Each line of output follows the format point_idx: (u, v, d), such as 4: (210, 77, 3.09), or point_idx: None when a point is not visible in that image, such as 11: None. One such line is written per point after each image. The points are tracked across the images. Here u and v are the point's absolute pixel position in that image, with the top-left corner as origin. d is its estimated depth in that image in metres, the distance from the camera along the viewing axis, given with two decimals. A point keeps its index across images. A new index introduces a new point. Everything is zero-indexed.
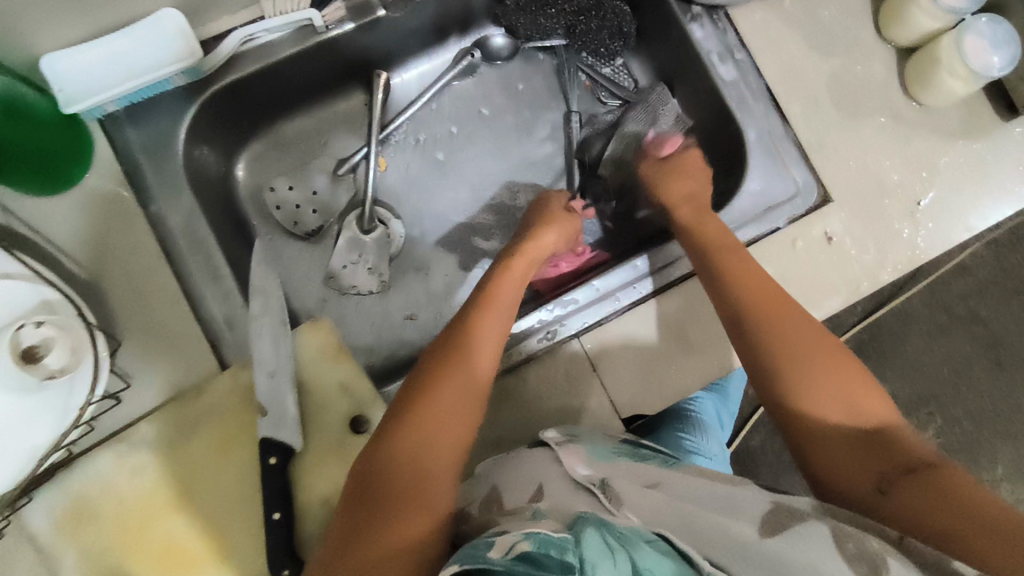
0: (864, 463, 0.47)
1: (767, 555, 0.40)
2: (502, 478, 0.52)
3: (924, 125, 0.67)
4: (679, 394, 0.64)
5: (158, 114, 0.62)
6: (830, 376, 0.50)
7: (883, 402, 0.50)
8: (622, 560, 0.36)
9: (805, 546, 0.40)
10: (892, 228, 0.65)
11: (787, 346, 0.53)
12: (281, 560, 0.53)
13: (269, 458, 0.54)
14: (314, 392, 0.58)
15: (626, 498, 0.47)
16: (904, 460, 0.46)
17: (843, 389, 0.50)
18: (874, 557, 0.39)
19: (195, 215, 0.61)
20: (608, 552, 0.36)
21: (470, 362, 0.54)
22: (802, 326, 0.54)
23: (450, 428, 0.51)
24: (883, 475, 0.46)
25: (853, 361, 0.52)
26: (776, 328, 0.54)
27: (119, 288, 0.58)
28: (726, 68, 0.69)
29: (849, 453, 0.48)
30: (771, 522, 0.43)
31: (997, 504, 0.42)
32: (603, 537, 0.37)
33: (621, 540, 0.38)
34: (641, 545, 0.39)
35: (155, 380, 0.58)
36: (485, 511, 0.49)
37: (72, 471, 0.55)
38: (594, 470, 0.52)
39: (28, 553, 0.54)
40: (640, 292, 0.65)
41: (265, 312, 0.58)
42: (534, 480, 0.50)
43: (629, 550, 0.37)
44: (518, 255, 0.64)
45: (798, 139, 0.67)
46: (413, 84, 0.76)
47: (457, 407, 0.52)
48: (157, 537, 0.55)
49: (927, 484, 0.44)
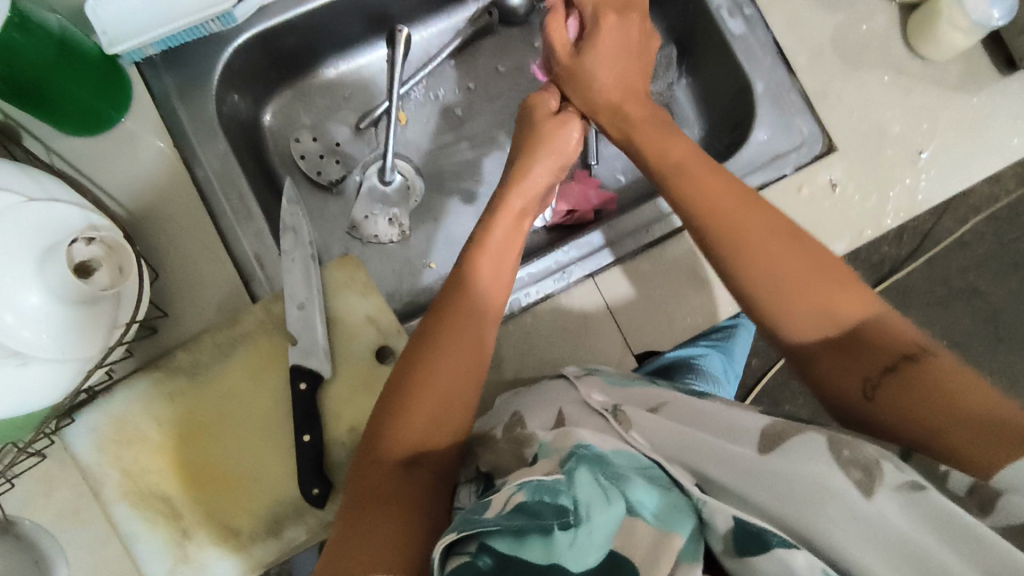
0: (850, 369, 0.46)
1: (766, 473, 0.41)
2: (522, 402, 0.53)
3: (925, 77, 0.70)
4: (688, 334, 0.66)
5: (194, 62, 0.65)
6: (800, 289, 0.48)
7: (860, 298, 0.48)
8: (614, 496, 0.40)
9: (798, 459, 0.40)
10: (893, 175, 0.68)
11: (758, 266, 0.50)
12: (311, 480, 0.56)
13: (300, 383, 0.57)
14: (341, 323, 0.61)
15: (637, 420, 0.48)
16: (889, 358, 0.45)
17: (814, 301, 0.48)
18: (868, 462, 0.39)
19: (228, 158, 0.65)
20: (601, 492, 0.40)
21: (470, 336, 0.52)
22: (764, 236, 0.51)
23: (441, 419, 0.50)
24: (868, 378, 0.46)
25: (822, 265, 0.49)
26: (744, 244, 0.51)
27: (156, 223, 0.61)
28: (735, 23, 0.72)
29: (834, 359, 0.47)
30: (766, 437, 0.43)
31: (977, 397, 0.41)
32: (594, 476, 0.41)
33: (616, 477, 0.42)
34: (634, 476, 0.42)
35: (191, 310, 0.61)
36: (507, 433, 0.50)
37: (116, 395, 0.58)
38: (609, 398, 0.51)
39: (71, 473, 0.57)
40: (651, 235, 0.67)
41: (296, 247, 0.61)
42: (553, 406, 0.51)
43: (621, 485, 0.41)
44: (501, 212, 0.60)
45: (804, 91, 0.70)
46: (434, 41, 0.79)
47: (440, 402, 0.50)
48: (192, 458, 0.58)
49: (908, 385, 0.43)
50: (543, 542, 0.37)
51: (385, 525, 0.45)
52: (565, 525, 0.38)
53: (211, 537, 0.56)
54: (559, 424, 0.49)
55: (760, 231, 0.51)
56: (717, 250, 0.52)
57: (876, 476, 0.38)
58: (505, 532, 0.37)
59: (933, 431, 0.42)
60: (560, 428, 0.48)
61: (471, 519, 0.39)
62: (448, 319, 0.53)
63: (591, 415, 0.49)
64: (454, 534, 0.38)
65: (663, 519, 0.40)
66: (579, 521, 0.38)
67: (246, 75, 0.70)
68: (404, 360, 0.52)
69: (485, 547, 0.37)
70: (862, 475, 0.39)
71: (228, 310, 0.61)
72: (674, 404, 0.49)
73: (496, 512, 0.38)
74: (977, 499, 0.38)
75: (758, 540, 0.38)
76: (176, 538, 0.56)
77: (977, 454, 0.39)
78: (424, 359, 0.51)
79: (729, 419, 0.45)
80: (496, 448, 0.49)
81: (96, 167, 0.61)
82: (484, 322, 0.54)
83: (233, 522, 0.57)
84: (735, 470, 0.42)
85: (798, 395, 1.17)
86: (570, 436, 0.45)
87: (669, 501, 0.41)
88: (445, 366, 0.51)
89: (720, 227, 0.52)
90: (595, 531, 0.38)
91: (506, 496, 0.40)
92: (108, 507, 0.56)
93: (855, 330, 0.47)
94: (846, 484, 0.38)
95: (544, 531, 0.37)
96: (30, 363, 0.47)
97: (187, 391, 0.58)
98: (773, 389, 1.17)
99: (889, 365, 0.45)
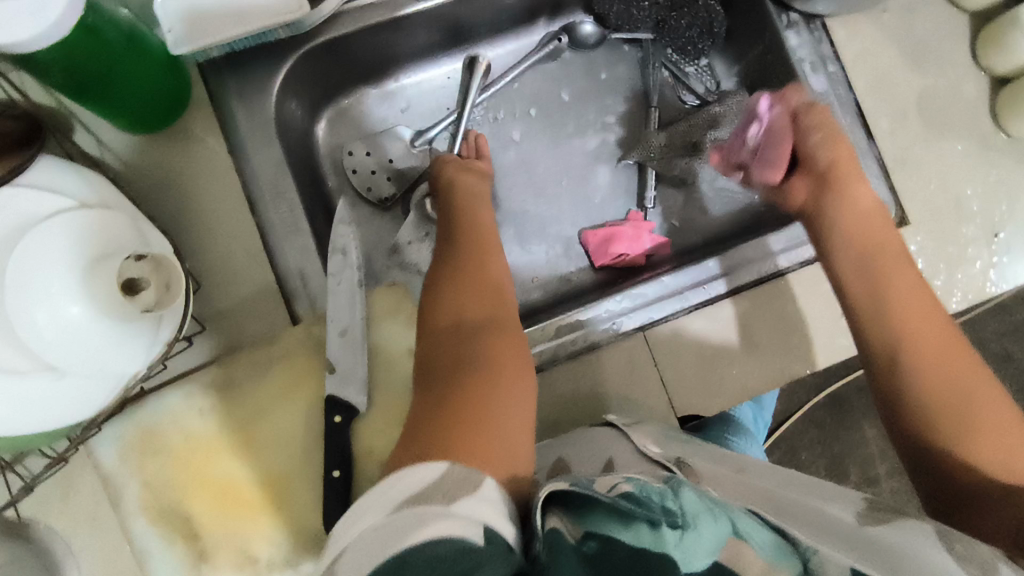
0: (1000, 513, 0.45)
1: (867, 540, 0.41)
2: (568, 450, 0.54)
3: (1010, 154, 0.68)
4: (736, 397, 0.63)
5: (257, 65, 0.63)
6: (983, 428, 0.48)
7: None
8: (721, 518, 0.41)
9: (904, 537, 0.41)
10: (965, 254, 0.65)
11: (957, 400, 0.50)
12: (336, 519, 0.54)
13: (334, 416, 0.55)
14: (383, 355, 0.59)
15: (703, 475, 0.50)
16: None
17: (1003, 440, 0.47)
18: (984, 561, 0.39)
19: (282, 166, 0.62)
20: (708, 509, 0.41)
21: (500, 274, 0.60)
22: (921, 347, 0.52)
23: (484, 299, 0.56)
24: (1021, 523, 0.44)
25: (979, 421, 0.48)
26: (932, 401, 0.50)
27: (200, 231, 0.59)
28: (818, 78, 0.68)
29: (999, 496, 0.46)
30: (873, 514, 0.43)
31: None
32: (700, 498, 0.42)
33: (719, 503, 0.43)
34: (737, 510, 0.43)
35: (231, 326, 0.59)
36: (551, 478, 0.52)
37: (147, 405, 0.56)
38: (667, 450, 0.52)
39: (92, 479, 0.55)
40: (709, 292, 0.65)
41: (344, 269, 0.60)
42: (602, 455, 0.52)
43: (728, 512, 0.42)
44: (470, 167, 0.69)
45: (880, 155, 0.67)
46: (500, 61, 0.77)
47: (476, 280, 0.58)
48: (217, 478, 0.56)
49: None
50: (649, 533, 0.38)
51: (461, 376, 0.49)
52: (672, 524, 0.38)
53: (229, 563, 0.55)
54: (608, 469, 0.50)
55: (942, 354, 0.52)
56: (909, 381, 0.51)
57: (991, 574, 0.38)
58: (613, 511, 0.38)
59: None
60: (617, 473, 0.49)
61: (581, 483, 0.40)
62: (471, 258, 0.59)
63: (649, 463, 0.50)
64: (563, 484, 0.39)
65: (769, 552, 0.40)
66: (685, 525, 0.39)
67: (309, 81, 0.68)
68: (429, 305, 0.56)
69: (592, 534, 0.38)
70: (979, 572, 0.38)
71: (269, 329, 0.59)
72: (746, 468, 0.51)
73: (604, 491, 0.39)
74: None
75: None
76: (192, 561, 0.54)
77: None
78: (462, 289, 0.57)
79: (817, 487, 0.47)
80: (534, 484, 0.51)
81: (151, 169, 0.59)
82: (498, 267, 0.60)
83: (253, 549, 0.55)
84: (839, 532, 0.42)
85: (816, 443, 1.16)
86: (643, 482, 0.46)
87: (776, 542, 0.41)
88: (476, 261, 0.59)
89: (917, 365, 0.52)
90: (701, 545, 0.38)
91: (612, 483, 0.41)
92: (127, 522, 0.55)
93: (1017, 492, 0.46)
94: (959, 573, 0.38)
95: (652, 523, 0.38)
96: (66, 376, 0.45)
97: (220, 406, 0.57)
98: (793, 436, 1.17)
99: None
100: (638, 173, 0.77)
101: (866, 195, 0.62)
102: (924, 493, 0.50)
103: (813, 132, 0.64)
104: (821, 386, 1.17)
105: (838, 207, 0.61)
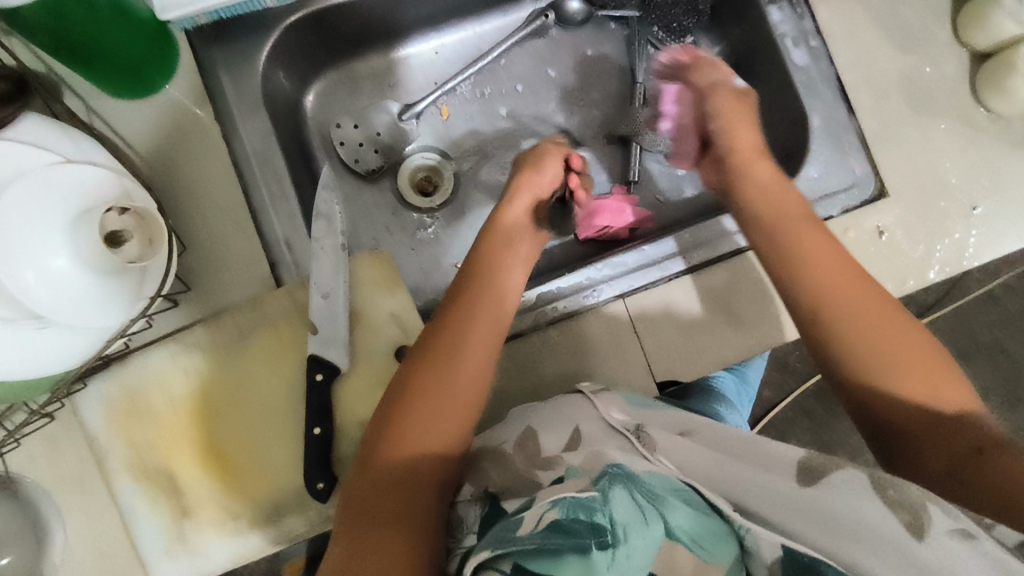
0: (934, 449, 0.46)
1: (809, 506, 0.42)
2: (535, 417, 0.52)
3: (991, 131, 0.68)
4: (715, 365, 0.64)
5: (245, 35, 0.64)
6: (912, 370, 0.48)
7: (962, 390, 0.48)
8: (652, 518, 0.42)
9: (836, 496, 0.42)
10: (944, 227, 0.66)
11: (880, 351, 0.49)
12: (316, 474, 0.55)
13: (315, 374, 0.56)
14: (365, 320, 0.60)
15: (662, 445, 0.50)
16: (978, 439, 0.46)
17: (927, 381, 0.48)
18: (916, 504, 0.40)
19: (270, 135, 0.64)
20: (638, 512, 0.42)
21: (484, 336, 0.54)
22: (852, 302, 0.51)
23: (447, 414, 0.51)
24: (953, 458, 0.46)
25: (899, 361, 0.48)
26: (861, 350, 0.49)
27: (186, 195, 0.60)
28: (799, 53, 0.70)
29: (929, 432, 0.47)
30: (808, 467, 0.44)
31: None
32: (631, 497, 0.42)
33: (652, 496, 0.43)
34: (670, 497, 0.44)
35: (216, 288, 0.60)
36: (520, 450, 0.50)
37: (131, 364, 0.57)
38: (631, 417, 0.53)
39: (77, 438, 0.56)
40: (687, 262, 0.66)
41: (327, 234, 0.60)
42: (569, 422, 0.51)
43: (659, 506, 0.43)
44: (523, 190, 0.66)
45: (860, 129, 0.68)
46: (487, 37, 0.78)
47: (448, 392, 0.51)
48: (199, 437, 0.57)
49: (993, 466, 0.45)
50: (580, 561, 0.39)
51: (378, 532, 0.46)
52: (602, 545, 0.40)
53: (212, 520, 0.55)
54: (576, 444, 0.50)
55: (866, 306, 0.51)
56: (834, 353, 0.50)
57: (924, 521, 0.39)
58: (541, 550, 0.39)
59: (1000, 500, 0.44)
60: (587, 447, 0.49)
61: (505, 537, 0.40)
62: (442, 336, 0.53)
63: (613, 434, 0.51)
64: (488, 550, 0.40)
65: (701, 544, 0.42)
66: (616, 541, 0.40)
67: (298, 52, 0.69)
68: (391, 389, 0.52)
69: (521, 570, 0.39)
70: (911, 518, 0.39)
71: (253, 292, 0.60)
72: (704, 430, 0.51)
73: (530, 530, 0.40)
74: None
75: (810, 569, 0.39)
76: (176, 517, 0.55)
77: None
78: (426, 369, 0.51)
79: (766, 446, 0.47)
80: (508, 465, 0.50)
81: (137, 133, 0.60)
82: (473, 365, 0.52)
83: (233, 507, 0.56)
84: (778, 499, 0.44)
85: (806, 430, 1.17)
86: (599, 461, 0.47)
87: (709, 527, 0.43)
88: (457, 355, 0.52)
89: (841, 316, 0.51)
90: (633, 553, 0.40)
91: (539, 513, 0.41)
92: (111, 479, 0.56)
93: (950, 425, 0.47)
94: (897, 527, 0.39)
95: (581, 550, 0.39)
96: (48, 327, 0.46)
97: (202, 367, 0.57)
98: (783, 422, 1.17)
99: (979, 445, 0.46)
100: (623, 150, 0.78)
101: (767, 169, 0.62)
102: (861, 429, 0.50)
103: (716, 118, 0.66)
104: (811, 373, 1.17)
105: (741, 182, 0.62)
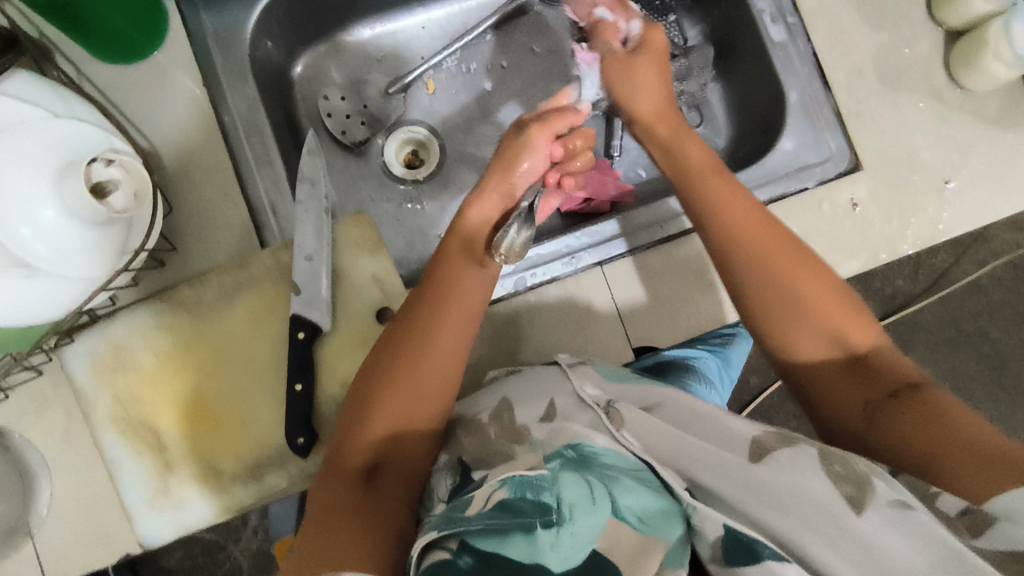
0: (852, 393, 0.50)
1: (762, 481, 0.43)
2: (510, 388, 0.53)
3: (963, 107, 0.69)
4: (690, 332, 0.66)
5: (233, 5, 0.65)
6: (816, 309, 0.52)
7: (868, 330, 0.52)
8: (601, 497, 0.42)
9: (793, 470, 0.43)
10: (916, 201, 0.67)
11: (778, 296, 0.53)
12: (297, 429, 0.56)
13: (297, 332, 0.58)
14: (347, 282, 0.61)
15: (629, 418, 0.49)
16: (892, 384, 0.49)
17: (826, 325, 0.52)
18: (861, 479, 0.42)
19: (255, 102, 0.66)
20: (588, 491, 0.42)
21: (460, 322, 0.54)
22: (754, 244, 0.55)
23: (420, 401, 0.51)
24: (869, 402, 0.49)
25: (798, 302, 0.52)
26: (760, 297, 0.54)
27: (173, 157, 0.62)
28: (777, 29, 0.71)
29: (841, 376, 0.51)
30: (761, 444, 0.45)
31: (967, 421, 0.45)
32: (582, 477, 0.43)
33: (606, 476, 0.43)
34: (624, 477, 0.44)
35: (202, 248, 0.61)
36: (494, 420, 0.51)
37: (118, 321, 0.58)
38: (602, 390, 0.52)
39: (64, 392, 0.58)
40: (663, 232, 0.67)
41: (311, 198, 0.62)
42: (544, 394, 0.51)
43: (610, 486, 0.43)
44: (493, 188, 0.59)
45: (836, 104, 0.70)
46: (473, 13, 0.79)
47: (421, 380, 0.51)
48: (182, 391, 0.58)
49: (910, 411, 0.47)
50: (524, 539, 0.40)
51: (347, 520, 0.46)
52: (547, 524, 0.40)
53: (194, 473, 0.57)
54: (551, 414, 0.49)
55: (767, 244, 0.55)
56: (743, 300, 0.55)
57: (867, 493, 0.41)
58: (488, 529, 0.40)
59: (930, 459, 0.44)
60: (554, 423, 0.48)
61: (453, 518, 0.41)
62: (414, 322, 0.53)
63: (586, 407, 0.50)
64: (435, 531, 0.41)
65: (650, 525, 0.42)
66: (561, 520, 0.41)
67: (286, 24, 0.71)
68: (364, 377, 0.52)
69: (467, 547, 0.40)
70: (854, 490, 0.42)
71: (238, 253, 0.61)
72: (670, 405, 0.51)
73: (478, 511, 0.41)
74: (967, 521, 0.40)
75: (747, 549, 0.41)
76: (159, 470, 0.57)
77: (969, 480, 0.42)
78: (399, 361, 0.52)
79: (724, 425, 0.48)
80: (482, 434, 0.50)
81: (125, 95, 0.62)
82: (446, 351, 0.53)
83: (216, 459, 0.57)
84: (732, 479, 0.44)
85: (792, 417, 1.18)
86: (562, 435, 0.47)
87: (659, 505, 0.43)
88: (429, 342, 0.52)
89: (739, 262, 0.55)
90: (577, 532, 0.41)
91: (487, 492, 0.42)
92: (97, 432, 0.57)
93: (860, 362, 0.51)
94: (839, 499, 0.41)
95: (526, 529, 0.40)
96: (37, 276, 0.47)
97: (186, 324, 0.59)
98: (770, 408, 1.18)
99: (892, 392, 0.49)
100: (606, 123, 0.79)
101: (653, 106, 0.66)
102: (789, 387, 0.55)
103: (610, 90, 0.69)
104: None
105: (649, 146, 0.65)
